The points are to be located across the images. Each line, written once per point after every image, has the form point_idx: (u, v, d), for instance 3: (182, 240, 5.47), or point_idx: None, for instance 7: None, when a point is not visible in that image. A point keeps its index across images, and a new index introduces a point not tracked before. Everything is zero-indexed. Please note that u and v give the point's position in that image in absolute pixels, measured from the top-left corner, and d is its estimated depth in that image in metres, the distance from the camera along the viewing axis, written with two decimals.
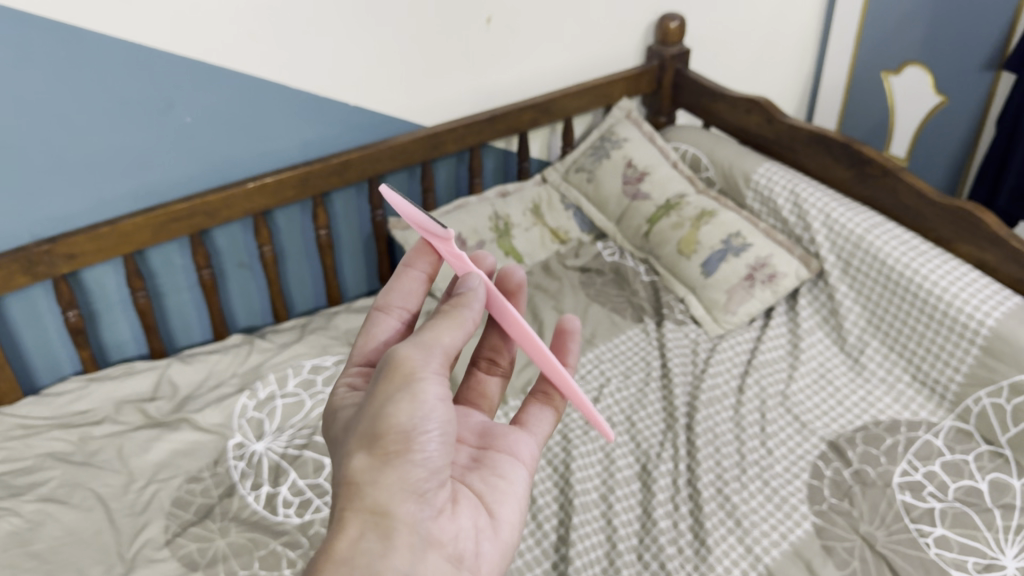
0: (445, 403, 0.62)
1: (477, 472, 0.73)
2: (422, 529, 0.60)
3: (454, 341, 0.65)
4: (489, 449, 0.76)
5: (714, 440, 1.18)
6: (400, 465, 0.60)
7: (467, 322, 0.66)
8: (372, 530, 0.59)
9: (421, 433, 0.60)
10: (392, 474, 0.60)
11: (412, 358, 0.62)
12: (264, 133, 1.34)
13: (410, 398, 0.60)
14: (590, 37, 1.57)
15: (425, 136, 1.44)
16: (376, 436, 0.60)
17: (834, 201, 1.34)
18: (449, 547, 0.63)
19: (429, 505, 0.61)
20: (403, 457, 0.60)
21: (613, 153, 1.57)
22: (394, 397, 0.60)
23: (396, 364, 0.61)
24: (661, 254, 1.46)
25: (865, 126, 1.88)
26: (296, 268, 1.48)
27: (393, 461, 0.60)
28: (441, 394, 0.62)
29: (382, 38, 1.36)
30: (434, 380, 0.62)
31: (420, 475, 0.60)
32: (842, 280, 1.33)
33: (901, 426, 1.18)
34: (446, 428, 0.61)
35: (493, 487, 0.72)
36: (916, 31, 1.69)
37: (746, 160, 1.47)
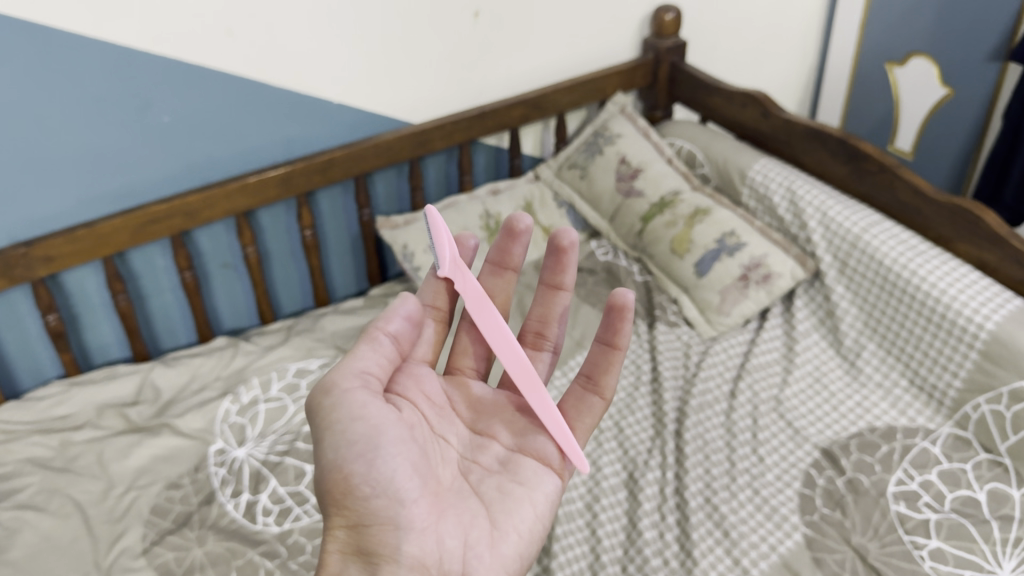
0: (374, 424, 0.70)
1: (493, 479, 0.78)
2: (401, 553, 0.68)
3: (367, 364, 0.73)
4: (514, 457, 0.80)
5: (703, 448, 1.14)
6: (355, 501, 0.69)
7: (375, 340, 0.75)
8: (355, 564, 0.69)
9: (356, 465, 0.69)
10: (352, 511, 0.69)
11: (327, 398, 0.71)
12: (245, 133, 1.31)
13: (336, 437, 0.70)
14: (583, 30, 1.53)
15: (411, 133, 1.41)
16: (322, 480, 0.71)
17: (831, 198, 1.30)
18: (433, 566, 0.69)
19: (405, 528, 0.69)
20: (351, 494, 0.69)
21: (606, 149, 1.54)
22: (325, 439, 0.71)
23: (317, 409, 0.72)
24: (655, 253, 1.43)
25: (872, 119, 1.83)
26: (282, 269, 1.46)
27: (342, 500, 0.69)
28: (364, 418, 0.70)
29: (365, 34, 1.33)
30: (349, 403, 0.70)
31: (380, 504, 0.69)
32: (839, 280, 1.28)
33: (898, 433, 1.14)
34: (385, 452, 0.70)
35: (506, 494, 0.77)
36: (921, 20, 1.64)
37: (742, 156, 1.43)
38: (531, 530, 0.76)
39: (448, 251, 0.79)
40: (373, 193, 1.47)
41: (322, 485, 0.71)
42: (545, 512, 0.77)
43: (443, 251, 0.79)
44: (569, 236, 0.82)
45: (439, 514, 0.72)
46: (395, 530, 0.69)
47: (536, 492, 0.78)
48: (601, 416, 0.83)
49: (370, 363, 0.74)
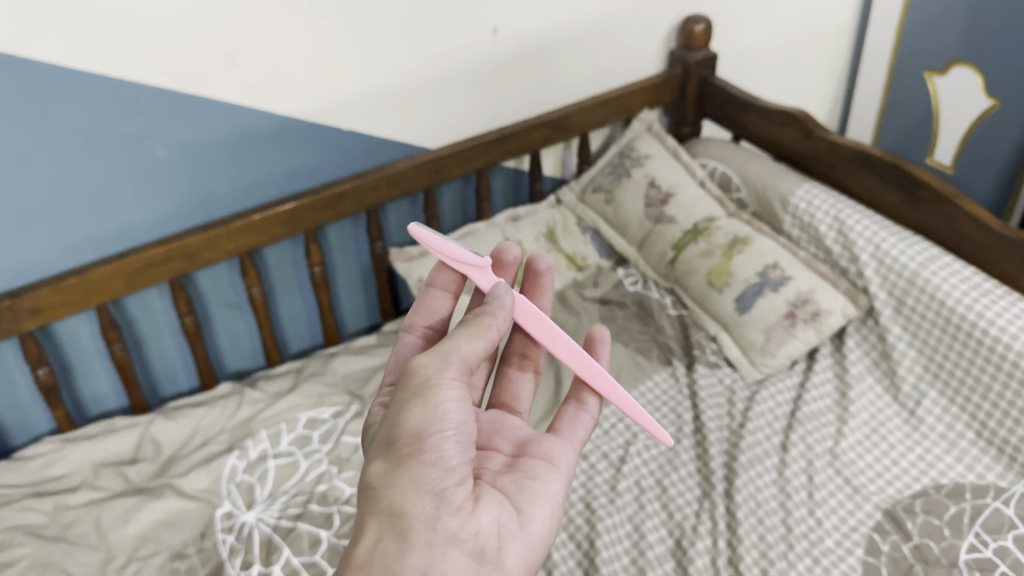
0: (458, 405, 0.69)
1: (508, 476, 0.76)
2: (440, 525, 0.66)
3: (474, 351, 0.72)
4: (522, 458, 0.79)
5: (756, 510, 1.05)
6: (414, 465, 0.66)
7: (482, 332, 0.73)
8: (390, 531, 0.65)
9: (432, 434, 0.67)
10: (407, 475, 0.66)
11: (427, 366, 0.70)
12: (247, 165, 1.20)
13: (423, 405, 0.68)
14: (607, 43, 1.42)
15: (426, 161, 1.30)
16: (392, 442, 0.67)
17: (884, 229, 1.20)
18: (470, 543, 0.67)
19: (448, 503, 0.66)
20: (415, 458, 0.67)
21: (634, 172, 1.44)
22: (408, 402, 0.68)
23: (412, 373, 0.70)
24: (690, 285, 1.33)
25: (908, 133, 1.72)
26: (289, 306, 1.35)
27: (405, 462, 0.66)
28: (452, 397, 0.69)
29: (375, 55, 1.22)
30: (445, 387, 0.69)
31: (434, 474, 0.66)
32: (895, 320, 1.19)
33: (966, 492, 1.05)
34: (458, 429, 0.68)
35: (523, 488, 0.75)
36: (966, 25, 1.53)
37: (782, 180, 1.33)
38: (552, 525, 0.74)
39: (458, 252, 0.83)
40: (385, 225, 1.37)
41: (386, 445, 0.68)
42: (560, 509, 0.76)
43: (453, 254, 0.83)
44: (544, 261, 0.89)
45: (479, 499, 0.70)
46: (445, 504, 0.66)
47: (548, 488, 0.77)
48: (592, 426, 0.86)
49: (475, 351, 0.72)
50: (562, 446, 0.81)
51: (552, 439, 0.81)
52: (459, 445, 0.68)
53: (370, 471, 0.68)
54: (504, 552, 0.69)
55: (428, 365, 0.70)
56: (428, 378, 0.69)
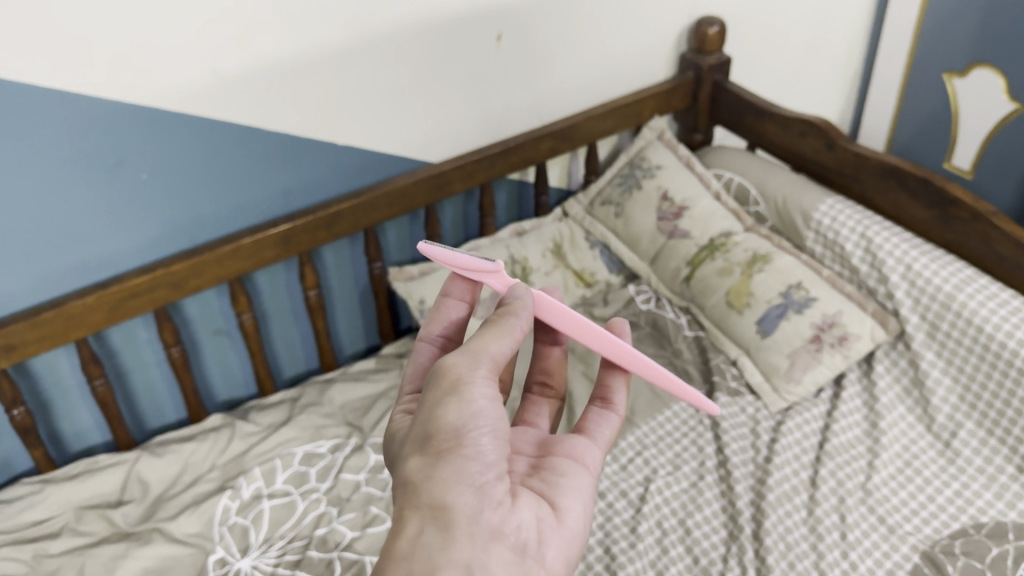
0: (494, 402, 0.61)
1: (536, 475, 0.68)
2: (483, 518, 0.58)
3: (504, 347, 0.63)
4: (548, 456, 0.70)
5: (786, 553, 0.98)
6: (454, 457, 0.58)
7: (511, 330, 0.64)
8: (432, 524, 0.57)
9: (471, 429, 0.59)
10: (447, 469, 0.58)
11: (457, 364, 0.62)
12: (237, 185, 1.12)
13: (456, 399, 0.60)
14: (617, 48, 1.34)
15: (427, 176, 1.23)
16: (427, 437, 0.59)
17: (915, 248, 1.13)
18: (511, 537, 0.59)
19: (489, 496, 0.59)
20: (455, 452, 0.59)
21: (645, 183, 1.37)
22: (442, 399, 0.60)
23: (442, 371, 0.61)
24: (708, 305, 1.26)
25: (924, 138, 1.65)
26: (282, 331, 1.27)
27: (444, 456, 0.58)
28: (488, 393, 0.61)
29: (372, 65, 1.14)
30: (478, 384, 0.61)
31: (474, 467, 0.58)
32: (928, 345, 1.12)
33: (1009, 532, 0.97)
34: (496, 423, 0.60)
35: (555, 484, 0.67)
36: (988, 25, 1.46)
37: (803, 194, 1.26)
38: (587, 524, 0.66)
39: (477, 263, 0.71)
40: (384, 243, 1.29)
41: (421, 440, 0.60)
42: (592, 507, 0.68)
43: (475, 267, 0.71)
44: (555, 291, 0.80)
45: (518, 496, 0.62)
46: (487, 499, 0.58)
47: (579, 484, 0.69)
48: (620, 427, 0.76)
49: (508, 349, 0.64)
50: (588, 444, 0.73)
51: (576, 436, 0.73)
52: (499, 440, 0.61)
53: (403, 467, 0.60)
54: (544, 547, 0.62)
55: (459, 361, 0.62)
56: (462, 371, 0.61)
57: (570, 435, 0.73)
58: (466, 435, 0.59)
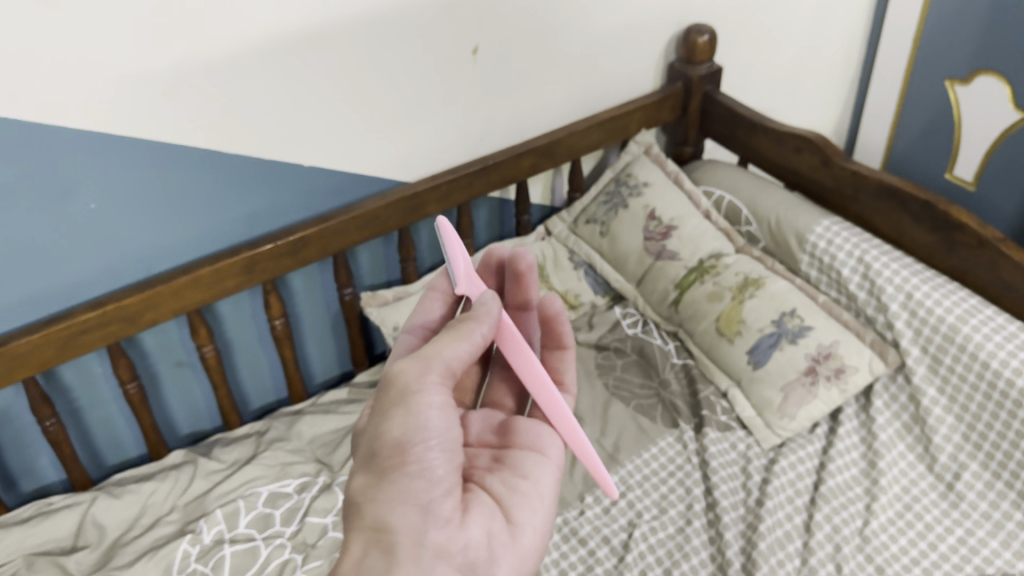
0: (442, 412, 0.62)
1: (496, 475, 0.71)
2: (428, 539, 0.60)
3: (456, 354, 0.64)
4: (511, 449, 0.73)
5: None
6: (398, 476, 0.61)
7: (468, 335, 0.64)
8: (376, 547, 0.60)
9: (416, 443, 0.61)
10: (391, 487, 0.61)
11: (407, 370, 0.63)
12: (195, 211, 1.05)
13: (404, 412, 0.61)
14: (602, 58, 1.27)
15: (400, 198, 1.16)
16: (373, 454, 0.62)
17: (916, 275, 1.06)
18: (460, 556, 0.62)
19: (435, 516, 0.61)
20: (400, 470, 0.61)
21: (632, 202, 1.30)
22: (390, 411, 0.62)
23: (393, 379, 0.63)
24: (698, 331, 1.19)
25: (925, 149, 1.58)
26: (248, 362, 1.21)
27: (387, 474, 0.61)
28: (436, 403, 0.62)
29: (339, 81, 1.07)
30: (428, 394, 0.62)
31: (420, 486, 0.61)
32: (929, 380, 1.05)
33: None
34: (444, 437, 0.62)
35: (513, 488, 0.69)
36: (992, 30, 1.39)
37: (798, 214, 1.19)
38: (543, 529, 0.69)
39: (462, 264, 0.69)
40: (355, 267, 1.22)
41: (368, 452, 0.62)
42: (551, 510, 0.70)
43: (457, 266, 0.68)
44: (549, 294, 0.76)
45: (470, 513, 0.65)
46: (432, 520, 0.61)
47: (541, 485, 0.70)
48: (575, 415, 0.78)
49: (461, 355, 0.64)
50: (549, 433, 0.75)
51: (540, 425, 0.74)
52: (448, 460, 0.62)
53: (354, 480, 0.63)
54: (495, 563, 0.64)
55: (406, 369, 0.63)
56: (409, 380, 0.62)
57: (533, 424, 0.74)
58: (411, 453, 0.61)
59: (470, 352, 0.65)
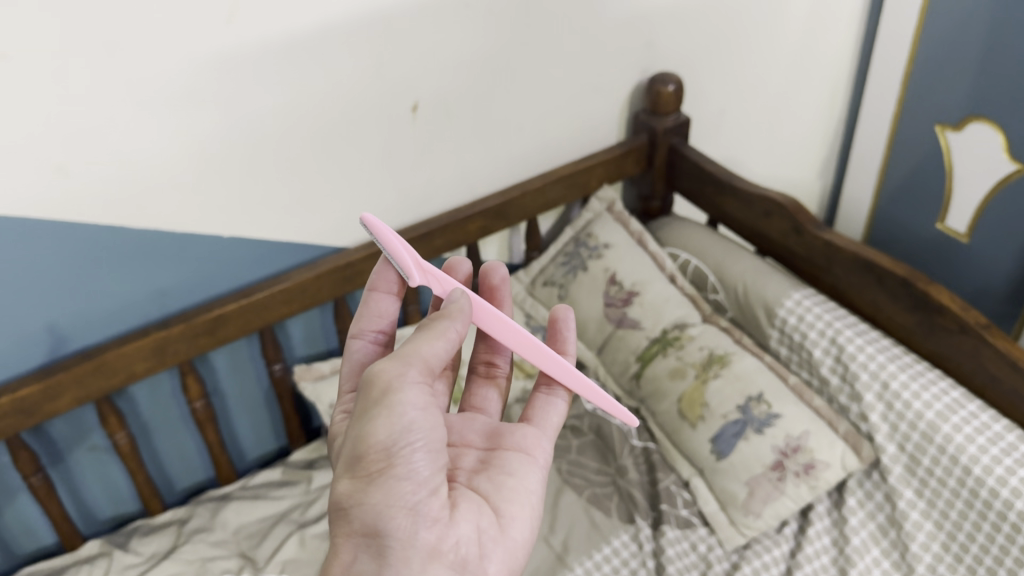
0: (425, 412, 0.59)
1: (483, 474, 0.70)
2: (418, 540, 0.60)
3: (435, 351, 0.62)
4: (496, 451, 0.73)
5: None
6: (384, 481, 0.58)
7: (446, 334, 0.63)
8: (366, 551, 0.60)
9: (402, 446, 0.58)
10: (378, 492, 0.58)
11: (387, 369, 0.60)
12: (102, 290, 0.96)
13: (386, 413, 0.58)
14: (559, 112, 1.20)
15: (331, 268, 1.06)
16: (358, 458, 0.59)
17: (892, 359, 0.97)
18: (451, 555, 0.62)
19: (424, 516, 0.60)
20: (387, 475, 0.58)
21: (591, 264, 1.21)
22: (372, 413, 0.58)
23: (372, 380, 0.60)
24: (659, 411, 1.09)
25: (914, 195, 1.48)
26: (173, 442, 1.12)
27: (375, 479, 0.58)
28: (420, 403, 0.59)
29: (260, 148, 0.98)
30: (409, 392, 0.59)
31: (408, 488, 0.59)
32: (906, 480, 0.96)
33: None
34: (430, 438, 0.59)
35: (500, 486, 0.70)
36: (981, 76, 1.28)
37: (767, 283, 1.09)
38: (531, 520, 0.70)
39: (409, 257, 0.67)
40: (288, 340, 1.14)
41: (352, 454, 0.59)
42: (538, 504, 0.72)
43: (404, 259, 0.67)
44: (500, 274, 0.76)
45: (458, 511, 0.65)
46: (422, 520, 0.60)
47: (526, 482, 0.71)
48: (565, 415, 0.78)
49: (441, 355, 0.62)
50: (538, 435, 0.75)
51: (526, 428, 0.75)
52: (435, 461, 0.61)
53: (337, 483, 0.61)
54: (485, 559, 0.65)
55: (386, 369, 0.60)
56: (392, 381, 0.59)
57: (519, 427, 0.75)
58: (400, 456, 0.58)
59: (448, 350, 0.63)
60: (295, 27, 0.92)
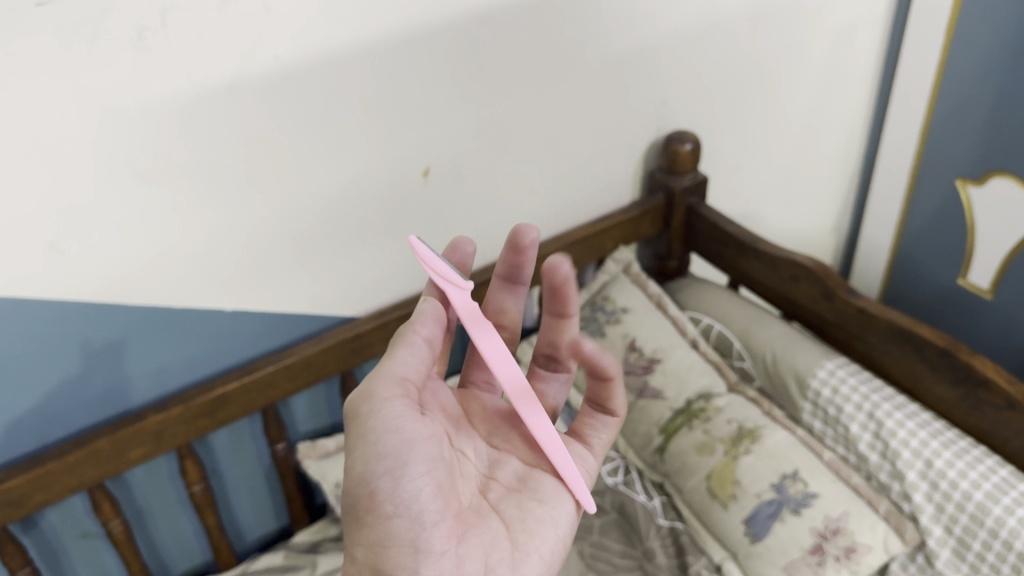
0: (399, 436, 0.62)
1: (513, 496, 0.71)
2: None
3: (407, 371, 0.63)
4: (535, 465, 0.74)
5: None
6: (376, 517, 0.62)
7: (413, 344, 0.64)
8: None
9: (382, 479, 0.61)
10: (373, 529, 0.62)
11: (356, 404, 0.63)
12: (99, 372, 0.91)
13: (364, 448, 0.62)
14: (574, 173, 1.16)
15: (338, 342, 1.01)
16: (350, 495, 0.63)
17: (934, 436, 0.92)
18: None
19: (421, 552, 0.62)
20: (375, 511, 0.62)
21: (609, 330, 1.16)
22: (353, 449, 0.62)
23: (349, 416, 0.64)
24: (686, 489, 1.03)
25: (933, 244, 1.44)
26: (171, 526, 1.05)
27: (365, 515, 0.62)
28: (395, 431, 0.62)
29: (265, 219, 0.93)
30: (385, 417, 0.62)
31: (398, 525, 0.62)
32: (955, 565, 0.90)
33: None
34: (410, 467, 0.62)
35: (525, 514, 0.70)
36: (1001, 129, 1.25)
37: (798, 352, 1.05)
38: (551, 553, 0.69)
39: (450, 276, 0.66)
40: (289, 416, 1.08)
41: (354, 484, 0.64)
42: (566, 533, 0.71)
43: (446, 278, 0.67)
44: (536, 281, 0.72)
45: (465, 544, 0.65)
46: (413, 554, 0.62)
47: (554, 509, 0.71)
48: (617, 430, 0.78)
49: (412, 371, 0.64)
50: (583, 453, 0.76)
51: (572, 445, 0.76)
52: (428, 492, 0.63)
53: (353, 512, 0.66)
54: None
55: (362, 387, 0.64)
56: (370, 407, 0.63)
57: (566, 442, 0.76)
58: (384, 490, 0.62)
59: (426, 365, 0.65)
60: (303, 95, 0.87)
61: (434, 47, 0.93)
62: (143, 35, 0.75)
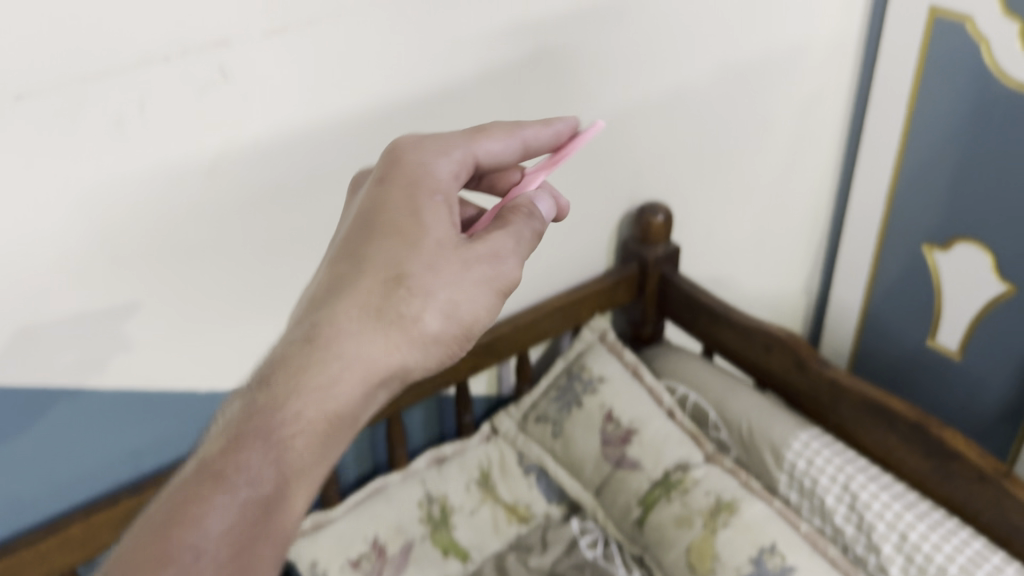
0: (405, 340, 0.56)
1: None
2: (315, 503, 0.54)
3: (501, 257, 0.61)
4: None
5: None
6: (311, 417, 0.52)
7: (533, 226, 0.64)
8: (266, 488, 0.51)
9: (338, 388, 0.53)
10: (295, 424, 0.52)
11: (422, 258, 0.58)
12: (70, 457, 0.89)
13: (361, 323, 0.55)
14: (548, 244, 1.17)
15: None
16: (295, 376, 0.53)
17: (909, 507, 0.92)
18: None
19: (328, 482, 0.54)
20: (317, 415, 0.53)
21: (585, 399, 1.17)
22: (359, 306, 0.56)
23: (397, 263, 0.57)
24: (665, 562, 1.03)
25: (902, 304, 1.46)
26: None
27: (294, 413, 0.52)
28: (408, 330, 0.56)
29: (240, 300, 0.93)
30: (419, 302, 0.57)
31: (323, 440, 0.53)
32: None
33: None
34: (371, 386, 0.55)
35: None
36: (962, 198, 1.29)
37: (772, 423, 1.05)
38: None
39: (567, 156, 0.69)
40: None
41: (363, 226, 0.59)
42: None
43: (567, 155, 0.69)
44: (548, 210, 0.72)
45: (241, 556, 0.48)
46: (201, 527, 0.48)
47: None
48: None
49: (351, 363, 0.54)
50: None
51: None
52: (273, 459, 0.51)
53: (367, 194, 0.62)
54: None
55: (453, 227, 0.60)
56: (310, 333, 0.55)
57: None
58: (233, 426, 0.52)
59: (477, 327, 0.60)
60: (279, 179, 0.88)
61: (412, 128, 0.95)
62: (121, 124, 0.76)
